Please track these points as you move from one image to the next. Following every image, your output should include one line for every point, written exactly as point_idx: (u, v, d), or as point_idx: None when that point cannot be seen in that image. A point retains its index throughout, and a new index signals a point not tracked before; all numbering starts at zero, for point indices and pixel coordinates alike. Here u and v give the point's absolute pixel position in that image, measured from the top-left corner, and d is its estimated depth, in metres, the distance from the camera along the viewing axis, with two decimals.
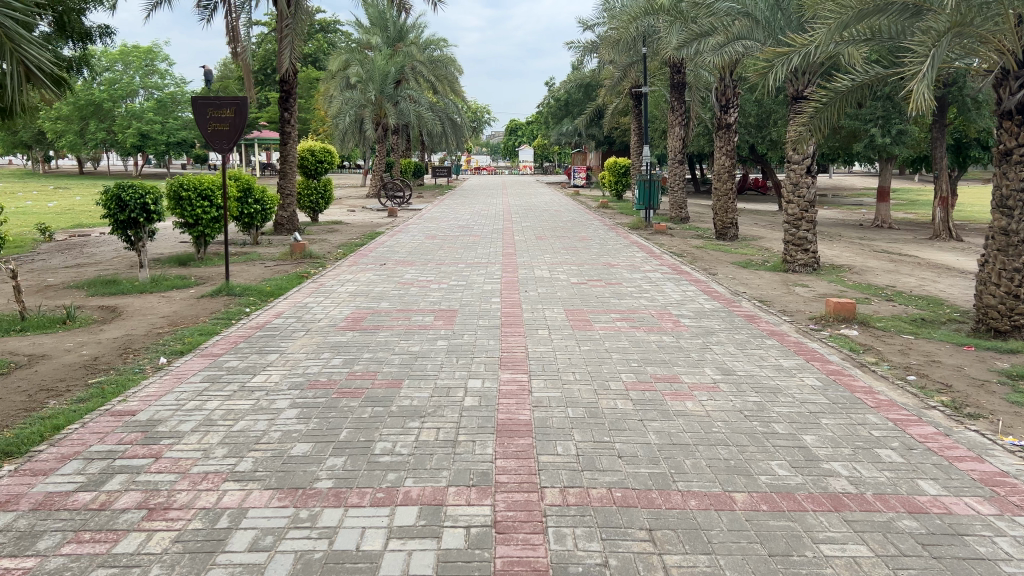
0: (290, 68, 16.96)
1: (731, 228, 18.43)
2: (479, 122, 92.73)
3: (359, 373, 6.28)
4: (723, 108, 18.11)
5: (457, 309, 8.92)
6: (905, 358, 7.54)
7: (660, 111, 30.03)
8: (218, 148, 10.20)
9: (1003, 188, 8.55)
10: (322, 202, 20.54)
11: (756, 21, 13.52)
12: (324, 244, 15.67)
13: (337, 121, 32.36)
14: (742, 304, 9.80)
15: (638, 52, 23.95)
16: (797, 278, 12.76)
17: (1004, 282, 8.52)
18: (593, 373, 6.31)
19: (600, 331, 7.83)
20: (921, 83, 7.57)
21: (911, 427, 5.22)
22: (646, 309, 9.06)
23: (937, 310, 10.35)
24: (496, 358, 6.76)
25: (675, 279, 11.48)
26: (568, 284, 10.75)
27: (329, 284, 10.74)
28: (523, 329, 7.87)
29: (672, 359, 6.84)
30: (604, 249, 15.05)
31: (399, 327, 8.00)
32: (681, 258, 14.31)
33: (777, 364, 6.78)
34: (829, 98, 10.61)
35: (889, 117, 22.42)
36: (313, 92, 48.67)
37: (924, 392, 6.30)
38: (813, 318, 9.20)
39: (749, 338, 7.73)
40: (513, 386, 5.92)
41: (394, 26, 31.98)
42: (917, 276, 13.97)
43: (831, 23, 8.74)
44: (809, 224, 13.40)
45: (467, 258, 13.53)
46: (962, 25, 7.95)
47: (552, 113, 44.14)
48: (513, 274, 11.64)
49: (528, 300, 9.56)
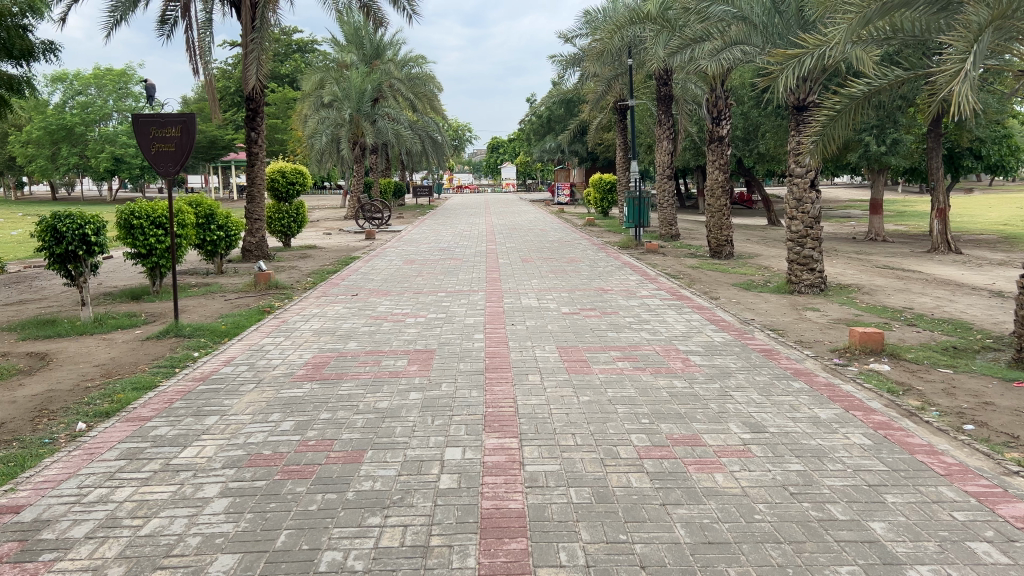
0: (257, 86, 15.75)
1: (726, 245, 17.43)
2: (461, 140, 92.25)
3: (312, 443, 5.14)
4: (714, 120, 17.10)
5: (434, 350, 7.80)
6: (953, 401, 6.47)
7: (645, 125, 29.26)
8: (164, 171, 9.10)
9: None
10: (295, 226, 19.32)
11: (753, 25, 12.59)
12: (293, 272, 14.52)
13: (313, 141, 31.15)
14: (755, 336, 8.74)
15: (623, 64, 23.00)
16: (806, 301, 11.76)
17: None
18: (596, 436, 5.20)
19: (600, 375, 6.73)
20: (962, 83, 6.54)
21: (1001, 506, 4.17)
22: (649, 345, 8.00)
23: (968, 336, 9.32)
24: (480, 416, 5.63)
25: (677, 306, 10.44)
26: (559, 315, 9.65)
27: (292, 321, 9.62)
28: (511, 375, 6.76)
29: (687, 412, 5.75)
30: (594, 272, 14.03)
31: (366, 375, 6.87)
32: (678, 279, 13.32)
33: (812, 416, 5.69)
34: (843, 105, 9.62)
35: (883, 126, 21.64)
36: (290, 113, 47.70)
37: (992, 447, 5.23)
38: (835, 350, 8.15)
39: (771, 381, 6.68)
40: (500, 458, 4.81)
41: (370, 43, 31.11)
42: (931, 295, 13.01)
43: (852, 18, 7.73)
44: (814, 241, 12.41)
45: (447, 285, 12.45)
46: (1005, 17, 6.95)
47: (535, 130, 43.65)
48: (497, 303, 10.58)
49: (514, 336, 8.43)
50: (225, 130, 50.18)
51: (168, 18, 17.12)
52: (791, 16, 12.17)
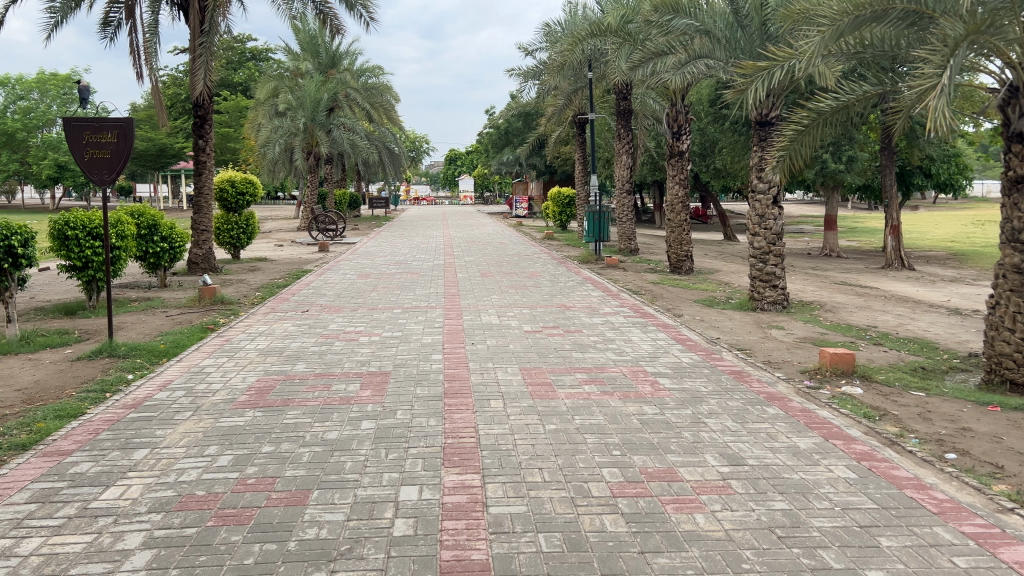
0: (205, 93, 15.06)
1: (686, 261, 17.26)
2: (418, 151, 91.62)
3: (251, 481, 4.65)
4: (675, 134, 16.88)
5: (388, 372, 7.32)
6: (930, 426, 6.19)
7: (604, 139, 29.19)
8: (98, 179, 8.48)
9: (1013, 220, 7.34)
10: (245, 238, 18.58)
11: (716, 39, 12.45)
12: (240, 286, 13.87)
13: (266, 150, 30.33)
14: (723, 356, 8.44)
15: (583, 77, 22.78)
16: (770, 319, 11.54)
17: (1020, 326, 7.33)
18: (565, 471, 4.80)
19: (567, 401, 6.33)
20: (939, 99, 6.29)
21: (1002, 549, 3.87)
22: (616, 366, 7.64)
23: (934, 356, 9.15)
24: (438, 448, 5.19)
25: (642, 324, 10.11)
26: (521, 334, 9.23)
27: (237, 340, 9.05)
28: (472, 400, 6.31)
29: (661, 442, 5.38)
30: (555, 287, 13.68)
31: (315, 401, 6.37)
32: (641, 295, 13.03)
33: (791, 447, 5.38)
34: (811, 120, 9.41)
35: (838, 144, 21.79)
36: (243, 121, 46.61)
37: (980, 480, 4.94)
38: (805, 372, 7.87)
39: (745, 407, 6.36)
40: (462, 498, 4.38)
41: (326, 52, 30.41)
42: (892, 313, 12.94)
43: (824, 30, 7.53)
44: (776, 258, 12.23)
45: (403, 301, 11.98)
46: (979, 32, 6.74)
47: (493, 142, 43.33)
48: (456, 321, 10.13)
49: (474, 356, 7.98)
50: (175, 138, 48.79)
51: (111, 20, 16.34)
52: (754, 30, 12.05)
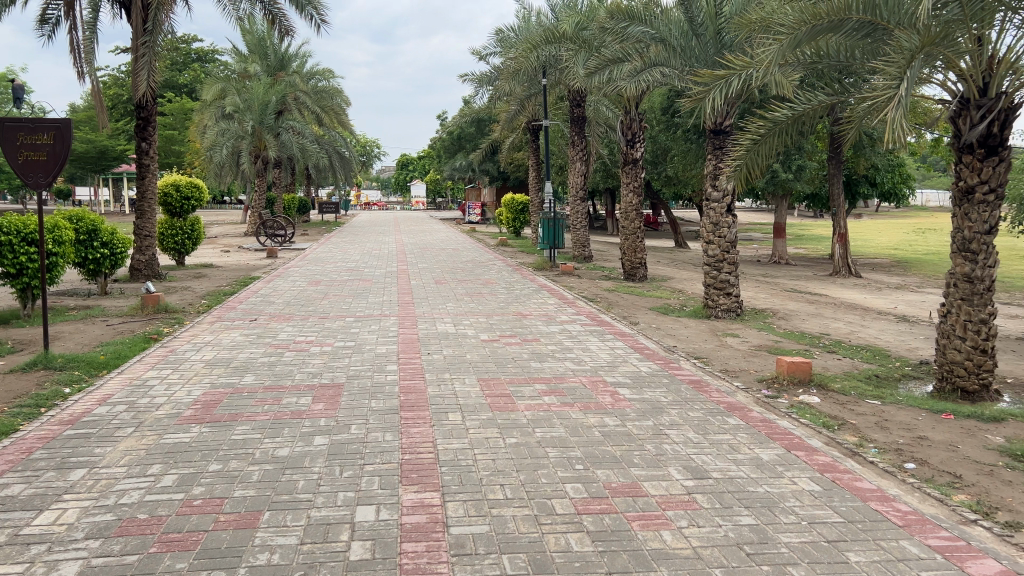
0: (148, 94, 14.54)
1: (640, 268, 17.30)
2: (369, 156, 90.83)
3: (197, 503, 4.39)
4: (629, 142, 16.88)
5: (341, 385, 7.08)
6: (888, 436, 6.19)
7: (558, 146, 29.24)
8: (33, 182, 8.07)
9: (964, 230, 7.43)
10: (190, 243, 18.10)
11: (672, 48, 12.49)
12: (185, 294, 13.41)
13: (213, 153, 29.61)
14: (682, 365, 8.40)
15: (537, 83, 22.73)
16: (724, 327, 11.58)
17: (970, 335, 7.45)
18: (527, 487, 4.65)
19: (527, 413, 6.19)
20: (897, 109, 6.32)
21: (969, 563, 3.85)
22: (575, 376, 7.53)
23: (886, 364, 9.25)
24: (395, 464, 5.00)
25: (599, 333, 10.02)
26: (478, 343, 9.07)
27: (182, 350, 8.70)
28: (429, 414, 6.13)
29: (624, 456, 5.27)
30: (511, 294, 13.57)
31: (264, 416, 6.11)
32: (596, 303, 12.97)
33: (754, 459, 5.32)
34: (767, 129, 9.47)
35: (788, 153, 22.14)
36: (188, 123, 45.54)
37: (941, 490, 4.94)
38: (762, 381, 7.86)
39: (705, 418, 6.30)
40: (422, 518, 4.20)
41: (275, 54, 29.83)
42: (843, 320, 13.12)
43: (782, 40, 7.55)
44: (730, 266, 12.28)
45: (355, 309, 11.71)
46: (934, 44, 6.82)
47: (445, 147, 43.12)
48: (411, 329, 9.92)
49: (430, 367, 7.78)
50: (116, 140, 47.42)
51: (49, 17, 15.73)
52: (709, 39, 12.19)
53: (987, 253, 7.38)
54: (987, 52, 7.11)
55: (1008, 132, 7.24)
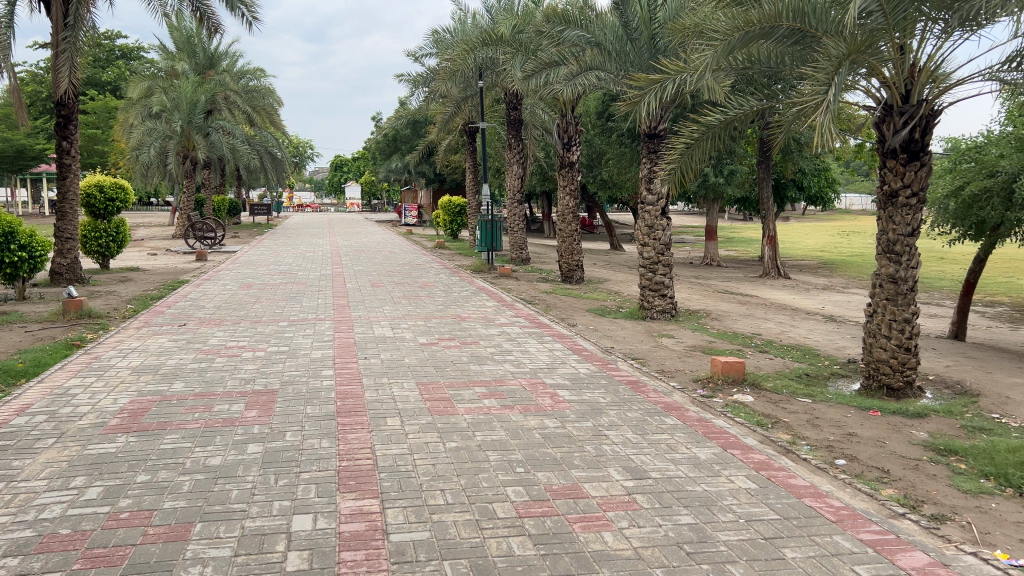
0: (69, 91, 13.95)
1: (577, 270, 17.42)
2: (302, 157, 89.38)
3: (124, 516, 4.21)
4: (565, 145, 16.95)
5: (276, 391, 6.90)
6: (819, 433, 6.34)
7: (494, 148, 29.29)
8: None
9: (888, 232, 7.70)
10: (115, 246, 17.44)
11: (607, 52, 12.60)
12: (109, 298, 12.90)
13: (139, 153, 28.64)
14: (619, 366, 8.47)
15: (473, 85, 22.67)
16: (659, 328, 11.76)
17: (895, 334, 7.72)
18: (467, 492, 4.60)
19: (467, 417, 6.14)
20: (826, 114, 6.49)
21: (899, 556, 3.97)
22: (514, 378, 7.52)
23: (816, 362, 9.52)
24: (333, 471, 4.89)
25: (538, 335, 10.02)
26: (416, 346, 8.98)
27: (107, 357, 8.36)
28: (366, 419, 6.02)
29: (564, 457, 5.27)
30: (449, 297, 13.49)
31: (195, 424, 5.90)
32: (535, 305, 13.00)
33: (691, 458, 5.40)
34: (701, 133, 9.65)
35: (719, 157, 22.62)
36: (112, 122, 44.00)
37: (870, 485, 5.08)
38: (698, 380, 7.98)
39: (644, 418, 6.35)
40: (361, 526, 4.11)
41: (204, 53, 29.05)
42: (773, 320, 13.46)
43: (717, 45, 7.67)
44: (665, 268, 12.45)
45: (288, 313, 11.46)
46: (860, 52, 7.02)
47: (380, 149, 42.79)
48: (346, 333, 9.76)
49: (368, 372, 7.66)
50: (34, 139, 45.46)
51: None
52: (643, 44, 12.25)
53: (910, 255, 7.66)
54: (909, 60, 7.36)
55: (929, 138, 7.51)
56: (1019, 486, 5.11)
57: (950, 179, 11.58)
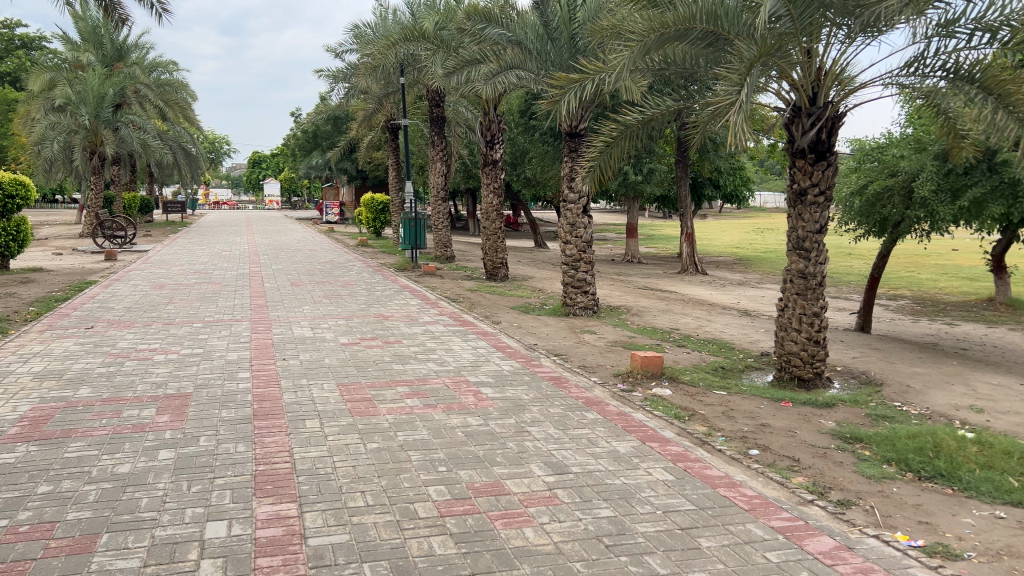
0: None
1: (501, 268, 17.46)
2: (218, 153, 86.72)
3: (23, 529, 4.01)
4: (488, 143, 16.97)
5: (189, 395, 6.67)
6: (734, 424, 6.54)
7: (417, 146, 29.09)
8: None
9: (798, 229, 7.98)
10: (15, 246, 16.55)
11: (527, 51, 12.67)
12: (9, 300, 12.25)
13: (41, 147, 27.28)
14: (542, 362, 8.54)
15: (395, 81, 22.43)
16: (582, 324, 11.90)
17: (805, 327, 8.00)
18: (388, 492, 4.56)
19: (388, 417, 6.08)
20: (739, 115, 6.65)
21: (807, 541, 4.13)
22: (437, 377, 7.48)
23: (731, 356, 9.78)
24: (248, 476, 4.77)
25: (461, 333, 10.02)
26: (337, 346, 8.84)
27: (6, 363, 7.93)
28: (285, 422, 5.89)
29: (486, 455, 5.28)
30: (371, 296, 13.33)
31: (102, 431, 5.66)
32: (458, 303, 12.99)
33: (611, 451, 5.48)
34: (619, 132, 9.81)
35: (639, 156, 23.07)
36: (12, 115, 41.85)
37: (781, 473, 5.26)
38: (618, 375, 8.12)
39: (565, 414, 6.42)
40: (278, 531, 4.03)
41: (111, 44, 27.92)
42: (692, 315, 13.80)
43: (633, 46, 7.79)
44: (587, 265, 12.60)
45: (204, 314, 11.12)
46: (770, 54, 7.24)
47: (300, 145, 42.00)
48: (264, 334, 9.53)
49: (287, 373, 7.50)
50: None
51: None
52: (563, 43, 12.38)
53: (818, 251, 7.97)
54: (815, 64, 7.64)
55: (835, 139, 7.83)
56: (918, 471, 5.39)
57: (856, 178, 12.08)
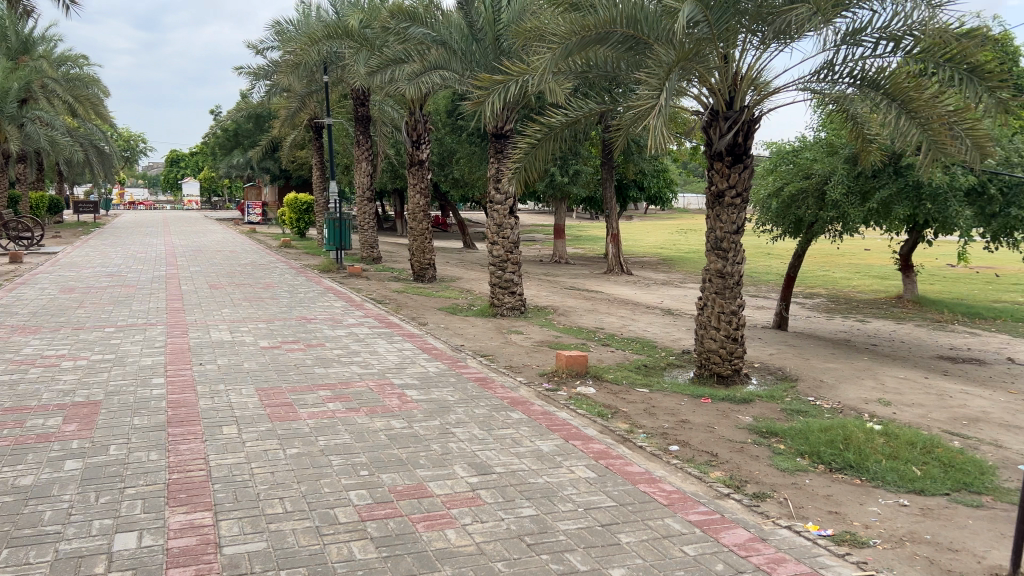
0: None
1: (428, 268, 17.37)
2: (134, 152, 83.61)
3: None
4: (414, 143, 16.85)
5: (98, 403, 6.40)
6: (655, 421, 6.66)
7: (342, 145, 28.67)
8: None
9: (717, 230, 8.18)
10: None
11: (452, 51, 12.63)
12: None
13: None
14: (468, 363, 8.52)
15: (318, 80, 22.07)
16: (509, 325, 11.94)
17: (723, 325, 8.21)
18: (307, 498, 4.48)
19: (310, 421, 5.97)
20: (658, 118, 6.77)
21: (723, 534, 4.24)
22: (361, 380, 7.38)
23: (654, 354, 9.97)
24: (161, 485, 4.61)
25: (387, 335, 9.92)
26: (257, 350, 8.64)
27: None
28: (201, 429, 5.71)
29: (409, 457, 5.24)
30: (294, 298, 13.06)
31: (3, 442, 5.38)
32: (384, 305, 12.86)
33: (535, 450, 5.51)
34: (543, 134, 9.87)
35: (565, 157, 23.32)
36: None
37: (699, 468, 5.39)
38: (544, 375, 8.17)
39: (490, 414, 6.43)
40: (191, 541, 3.90)
41: (16, 36, 26.65)
42: (617, 315, 14.00)
43: (555, 48, 7.85)
44: (514, 266, 12.65)
45: (116, 318, 10.70)
46: (688, 59, 7.40)
47: (221, 144, 40.89)
48: (181, 338, 9.23)
49: (204, 378, 7.28)
50: None
51: None
52: (488, 44, 12.41)
53: (736, 251, 8.18)
54: (731, 68, 7.84)
55: (751, 143, 8.06)
56: (829, 462, 5.60)
57: (772, 180, 12.48)
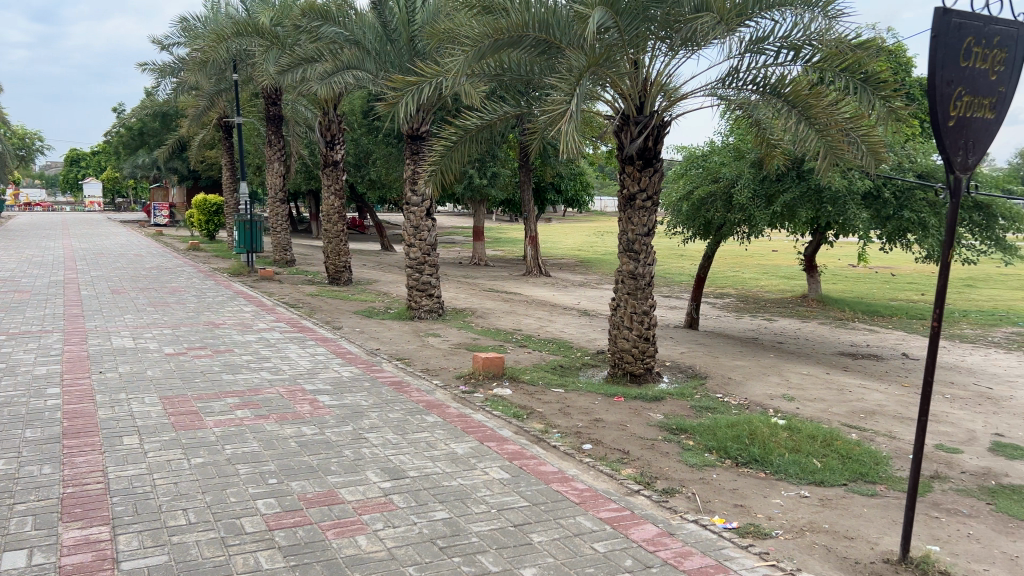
0: None
1: (344, 271, 17.12)
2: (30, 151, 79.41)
3: None
4: (329, 143, 16.59)
5: None
6: (569, 420, 6.74)
7: (254, 144, 27.95)
8: None
9: (628, 232, 8.34)
10: None
11: (366, 50, 12.49)
12: None
13: None
14: (383, 367, 8.43)
15: (228, 78, 21.45)
16: (426, 327, 11.88)
17: (636, 325, 8.38)
18: (212, 508, 4.35)
19: (216, 430, 5.79)
20: (569, 122, 6.85)
21: (632, 530, 4.32)
22: (271, 386, 7.21)
23: (570, 355, 10.08)
24: (54, 500, 4.39)
25: (300, 339, 9.72)
26: (161, 357, 8.32)
27: None
28: (98, 440, 5.46)
29: (320, 464, 5.14)
30: (202, 303, 12.65)
31: None
32: (297, 308, 12.60)
33: (449, 453, 5.50)
34: (458, 136, 9.86)
35: (482, 160, 23.42)
36: None
37: (611, 466, 5.48)
38: (460, 377, 8.15)
39: (405, 418, 6.37)
40: (87, 557, 3.73)
41: None
42: (534, 316, 14.10)
43: (467, 50, 7.85)
44: (431, 268, 12.59)
45: (7, 325, 10.12)
46: (599, 64, 7.52)
47: (124, 143, 39.28)
48: (79, 346, 8.81)
49: (104, 387, 6.97)
50: None
51: None
52: (403, 45, 12.35)
53: (647, 252, 8.36)
54: (640, 74, 8.01)
55: (660, 147, 8.26)
56: (736, 457, 5.78)
57: (682, 184, 12.83)
